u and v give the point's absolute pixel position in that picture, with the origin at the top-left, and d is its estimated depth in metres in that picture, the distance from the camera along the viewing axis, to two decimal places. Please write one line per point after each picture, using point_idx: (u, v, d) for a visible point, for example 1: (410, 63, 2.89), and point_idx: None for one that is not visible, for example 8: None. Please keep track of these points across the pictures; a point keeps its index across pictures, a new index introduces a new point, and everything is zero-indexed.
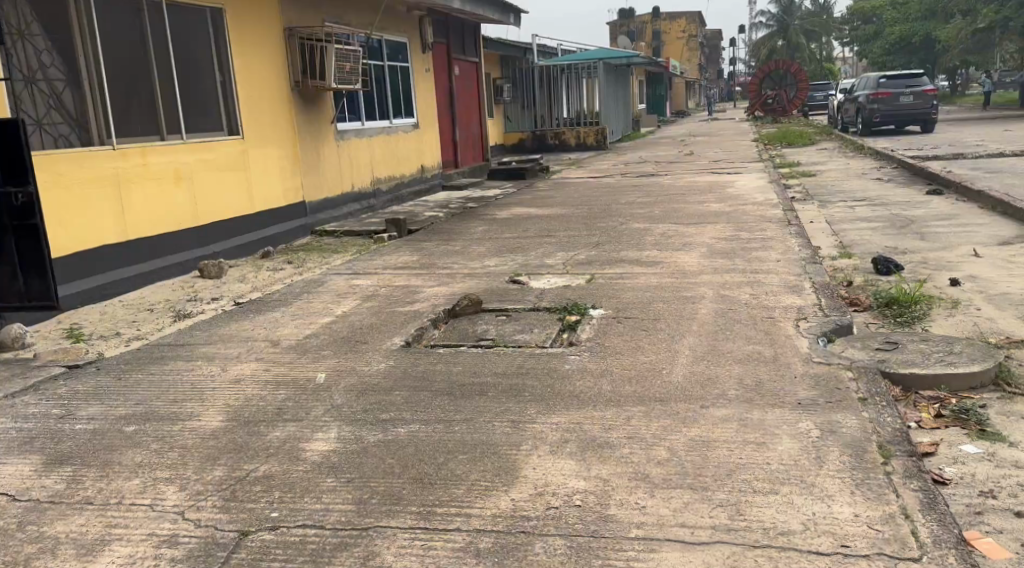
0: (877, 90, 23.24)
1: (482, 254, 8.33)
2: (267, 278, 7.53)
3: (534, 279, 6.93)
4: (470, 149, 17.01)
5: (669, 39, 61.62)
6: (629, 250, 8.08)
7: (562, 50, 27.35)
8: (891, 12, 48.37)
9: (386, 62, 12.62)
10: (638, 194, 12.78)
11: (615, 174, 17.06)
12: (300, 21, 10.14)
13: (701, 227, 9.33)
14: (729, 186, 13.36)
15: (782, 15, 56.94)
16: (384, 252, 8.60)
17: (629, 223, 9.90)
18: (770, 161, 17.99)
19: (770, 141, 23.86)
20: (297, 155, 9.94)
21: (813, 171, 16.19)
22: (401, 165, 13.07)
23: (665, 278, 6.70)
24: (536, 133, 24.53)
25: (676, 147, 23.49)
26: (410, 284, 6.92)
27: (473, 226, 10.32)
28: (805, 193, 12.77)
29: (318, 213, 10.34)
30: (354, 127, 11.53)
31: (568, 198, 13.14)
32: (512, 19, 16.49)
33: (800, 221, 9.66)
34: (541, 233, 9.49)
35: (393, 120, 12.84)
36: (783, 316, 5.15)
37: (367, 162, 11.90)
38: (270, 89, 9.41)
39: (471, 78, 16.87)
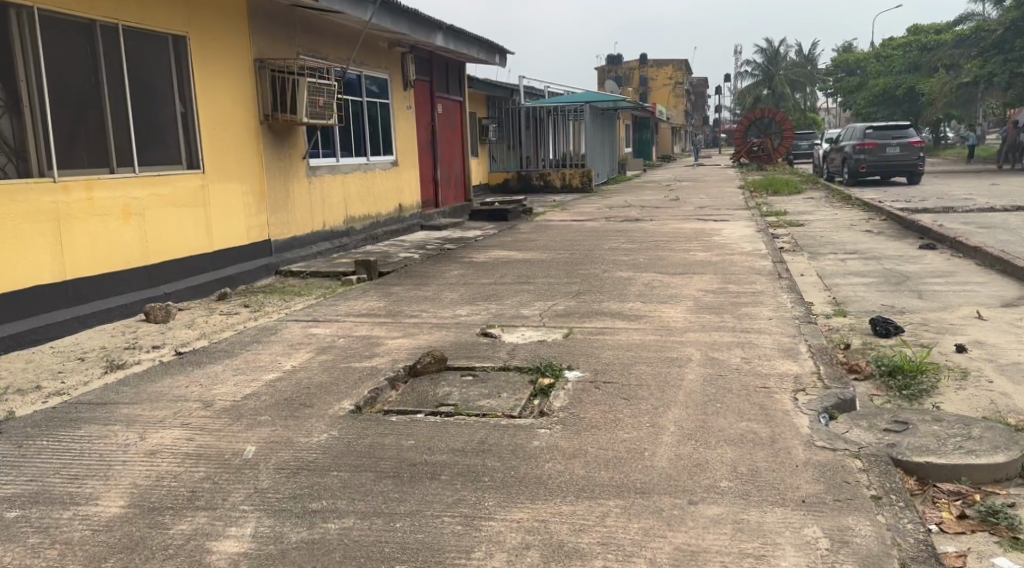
0: (864, 140, 23.08)
1: (454, 301, 7.81)
2: (219, 324, 6.97)
3: (508, 332, 6.38)
4: (452, 189, 16.53)
5: (656, 85, 61.98)
6: (611, 302, 7.58)
7: (549, 92, 27.14)
8: (875, 65, 48.80)
9: (364, 98, 12.17)
10: (622, 240, 12.33)
11: (599, 218, 16.63)
12: (272, 52, 9.68)
13: (687, 277, 8.85)
14: (715, 234, 12.94)
15: (768, 64, 57.42)
16: (350, 296, 8.06)
17: (611, 272, 9.42)
18: (758, 209, 17.64)
19: (757, 188, 23.58)
20: (264, 190, 9.43)
21: (801, 221, 15.84)
22: (377, 203, 12.57)
23: (648, 334, 6.18)
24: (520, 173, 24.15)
25: (662, 192, 23.18)
26: (372, 334, 6.36)
27: (448, 270, 9.81)
28: (793, 243, 12.37)
29: (286, 252, 9.80)
30: (327, 163, 11.02)
31: (550, 242, 12.66)
32: (498, 58, 16.13)
33: (790, 274, 9.22)
34: (519, 280, 8.98)
35: (369, 158, 12.35)
36: (779, 387, 4.64)
37: (342, 199, 11.39)
38: (236, 121, 8.94)
39: (454, 116, 16.46)
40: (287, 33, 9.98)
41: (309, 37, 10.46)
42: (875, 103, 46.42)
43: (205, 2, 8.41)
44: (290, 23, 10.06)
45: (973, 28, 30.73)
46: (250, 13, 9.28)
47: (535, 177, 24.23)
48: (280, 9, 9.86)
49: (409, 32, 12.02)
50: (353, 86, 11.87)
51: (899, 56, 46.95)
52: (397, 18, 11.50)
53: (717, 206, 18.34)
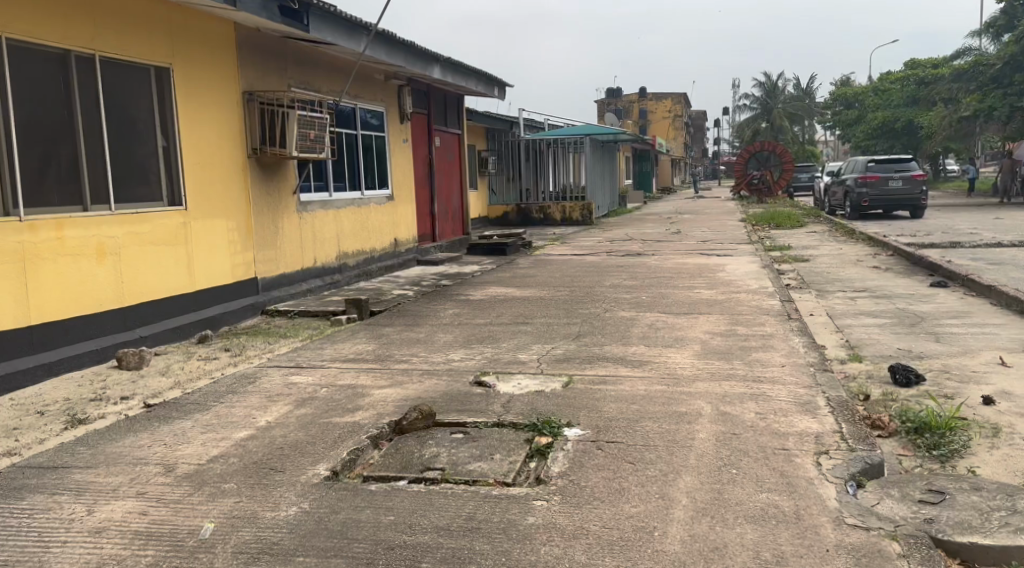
0: (866, 173, 22.80)
1: (447, 343, 7.39)
2: (197, 371, 6.59)
3: (503, 381, 5.93)
4: (451, 222, 16.19)
5: (656, 118, 62.02)
6: (613, 345, 7.18)
7: (549, 125, 26.93)
8: (874, 98, 48.77)
9: (359, 131, 11.85)
10: (623, 276, 11.95)
11: (600, 252, 16.26)
12: (261, 84, 9.35)
13: (693, 318, 8.44)
14: (719, 270, 12.56)
15: (766, 97, 57.48)
16: (338, 339, 7.66)
17: (613, 311, 9.02)
18: (762, 243, 17.24)
19: (760, 221, 23.21)
20: (252, 226, 9.08)
21: (806, 255, 15.45)
22: (373, 238, 12.21)
23: (654, 383, 5.76)
24: (520, 206, 23.88)
25: (663, 224, 22.84)
26: (357, 383, 5.94)
27: (443, 308, 9.41)
28: (800, 280, 11.98)
29: (274, 290, 9.43)
30: (320, 198, 10.68)
31: (550, 278, 12.25)
32: (497, 91, 15.85)
33: (799, 314, 8.83)
34: (517, 319, 8.58)
35: (364, 192, 12.00)
36: (799, 449, 4.24)
37: (335, 234, 11.03)
38: (223, 156, 8.62)
39: (453, 149, 16.15)
40: (278, 65, 9.68)
41: (302, 68, 10.15)
42: (875, 136, 46.31)
43: (191, 34, 8.14)
44: (282, 55, 9.76)
45: (973, 61, 30.59)
46: (240, 43, 8.99)
47: (535, 210, 23.96)
48: (271, 40, 9.56)
49: (406, 65, 11.71)
50: (347, 120, 11.55)
51: (898, 89, 46.93)
52: (393, 50, 11.19)
53: (720, 240, 17.97)
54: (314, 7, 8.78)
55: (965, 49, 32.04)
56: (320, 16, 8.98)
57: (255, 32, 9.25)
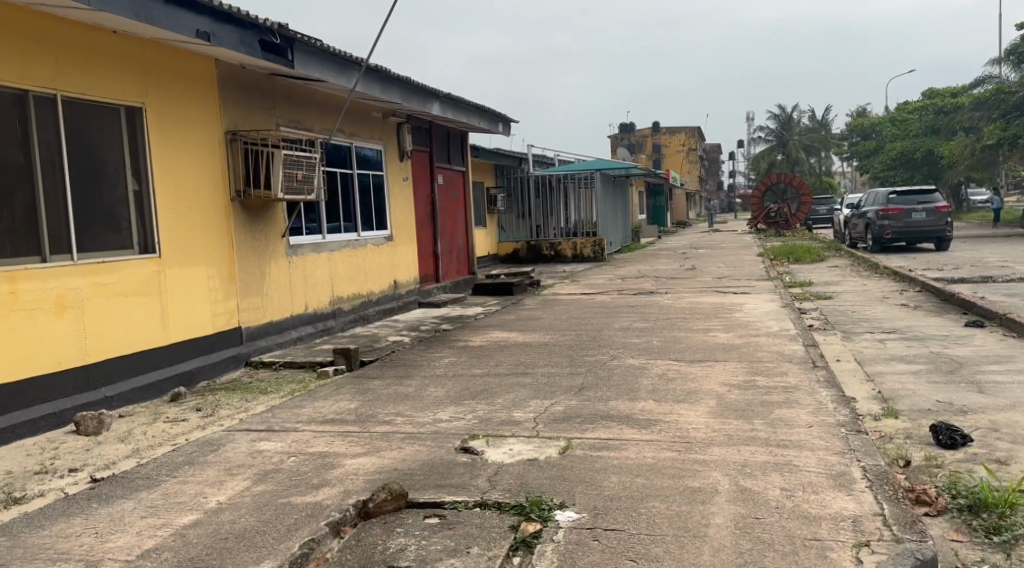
0: (888, 206, 22.15)
1: (438, 399, 6.74)
2: (159, 435, 5.98)
3: (493, 446, 5.25)
4: (455, 262, 15.61)
5: (669, 152, 61.60)
6: (619, 400, 6.52)
7: (559, 160, 26.47)
8: (891, 129, 48.14)
9: (354, 170, 11.35)
10: (634, 318, 11.29)
11: (611, 291, 15.62)
12: (245, 122, 8.84)
13: (707, 366, 7.78)
14: (736, 310, 11.88)
15: (781, 130, 56.96)
16: (320, 395, 7.04)
17: (621, 358, 8.36)
18: (781, 280, 16.55)
19: (779, 256, 22.49)
20: (236, 272, 8.51)
21: (827, 293, 14.75)
22: (370, 280, 11.63)
23: (664, 449, 5.10)
24: (530, 243, 23.33)
25: (678, 261, 22.18)
26: (330, 449, 5.31)
27: (439, 357, 8.78)
28: (822, 320, 11.28)
29: (259, 339, 8.84)
30: (311, 241, 10.14)
31: (557, 321, 11.61)
32: (501, 127, 15.35)
33: (823, 361, 8.13)
34: (517, 369, 7.94)
35: (360, 233, 11.45)
36: (834, 540, 3.71)
37: (328, 278, 10.46)
38: (202, 198, 8.07)
39: (456, 187, 15.64)
40: (264, 103, 9.19)
41: (290, 106, 9.67)
42: (893, 167, 45.60)
43: (167, 70, 7.64)
44: (268, 92, 9.28)
45: (992, 90, 29.96)
46: (221, 79, 8.49)
47: (545, 248, 23.35)
48: (257, 77, 9.09)
49: (403, 102, 11.19)
50: (341, 159, 11.07)
51: (915, 119, 46.30)
52: (389, 87, 10.67)
53: (737, 277, 17.29)
54: (299, 41, 8.29)
55: (984, 78, 31.43)
56: (307, 51, 8.49)
57: (239, 68, 8.77)
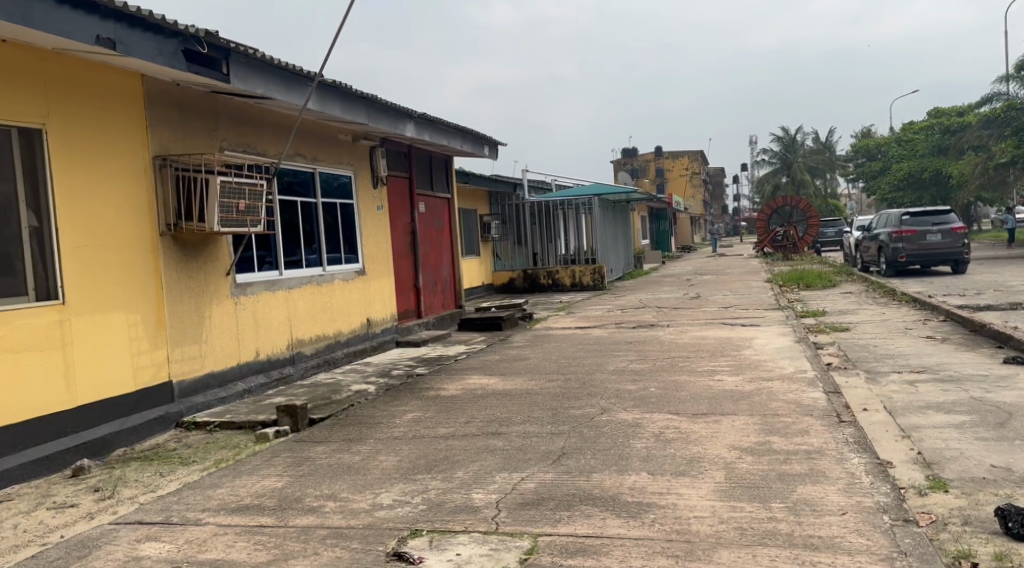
0: (901, 227, 20.97)
1: (386, 472, 5.56)
2: (30, 531, 4.86)
3: (436, 547, 4.14)
4: (439, 295, 14.45)
5: (672, 176, 60.60)
6: (605, 472, 5.33)
7: (557, 185, 25.40)
8: (898, 149, 47.00)
9: (318, 198, 10.28)
10: (631, 357, 10.10)
11: (608, 324, 14.41)
12: (179, 148, 7.77)
13: (712, 422, 6.59)
14: (744, 347, 10.69)
15: (785, 152, 55.90)
16: (246, 468, 5.88)
17: (612, 411, 7.17)
18: (793, 309, 15.33)
19: (788, 282, 21.29)
20: (165, 319, 7.40)
21: (844, 323, 13.51)
22: (338, 319, 10.51)
23: (657, 556, 3.94)
24: (527, 272, 22.19)
25: (681, 288, 20.97)
26: (228, 557, 4.18)
27: (402, 411, 7.60)
28: (843, 359, 10.06)
29: (194, 395, 7.72)
30: (265, 278, 9.05)
31: (545, 361, 10.42)
32: (487, 150, 14.29)
33: (849, 413, 6.92)
34: (489, 427, 6.75)
35: (324, 269, 10.33)
36: None
37: (286, 319, 9.35)
38: (124, 233, 6.99)
39: (440, 216, 14.53)
40: (205, 124, 8.14)
41: (237, 128, 8.62)
42: (902, 188, 44.40)
43: (77, 85, 6.61)
44: (210, 111, 8.23)
45: (1002, 106, 28.90)
46: (150, 97, 7.43)
47: (542, 276, 22.18)
48: (196, 94, 8.04)
49: (370, 123, 10.12)
50: (302, 186, 10.01)
51: (922, 139, 45.17)
52: (353, 106, 9.58)
53: (745, 306, 16.07)
54: (236, 51, 7.22)
55: (994, 95, 30.29)
56: (247, 64, 7.42)
57: (173, 85, 7.72)
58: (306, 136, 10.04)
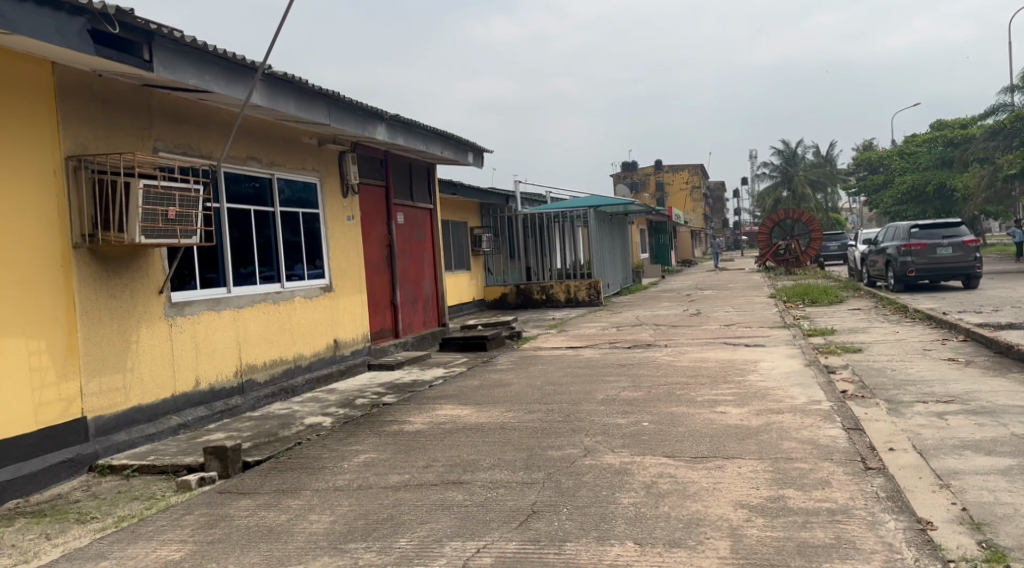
0: (909, 240, 19.97)
1: (313, 540, 4.52)
2: None
3: None
4: (421, 312, 13.30)
5: (672, 191, 59.85)
6: (581, 541, 4.28)
7: (551, 197, 24.43)
8: (900, 162, 46.05)
9: (276, 207, 9.28)
10: (624, 384, 9.04)
11: (602, 344, 13.34)
12: (100, 148, 6.82)
13: (712, 469, 5.54)
14: (748, 372, 9.61)
15: (786, 165, 54.88)
16: (147, 533, 4.88)
17: (596, 453, 6.11)
18: (799, 328, 14.27)
19: (792, 297, 20.24)
20: (78, 345, 6.48)
21: (856, 344, 12.43)
22: (298, 341, 9.45)
23: None
24: (520, 287, 21.07)
25: (680, 304, 19.89)
26: None
27: (355, 451, 6.53)
28: (859, 386, 8.99)
29: (115, 433, 6.77)
30: (207, 296, 8.04)
31: (528, 387, 9.35)
32: (472, 157, 13.30)
33: (876, 457, 5.85)
34: (451, 474, 5.68)
35: (283, 285, 9.32)
36: None
37: (233, 343, 8.32)
38: (22, 247, 6.07)
39: (422, 229, 13.49)
40: (133, 120, 7.20)
41: (173, 126, 7.64)
42: (905, 201, 43.38)
43: None
44: (140, 108, 7.29)
45: (1010, 116, 27.96)
46: (64, 90, 6.50)
47: (536, 291, 21.03)
48: (124, 87, 7.09)
49: (334, 124, 9.12)
50: (256, 194, 9.01)
51: (925, 151, 44.19)
52: (313, 103, 8.59)
53: (748, 324, 14.99)
54: (160, 34, 6.31)
55: (999, 105, 29.31)
56: (174, 50, 6.53)
57: (94, 75, 6.77)
58: (262, 139, 9.06)
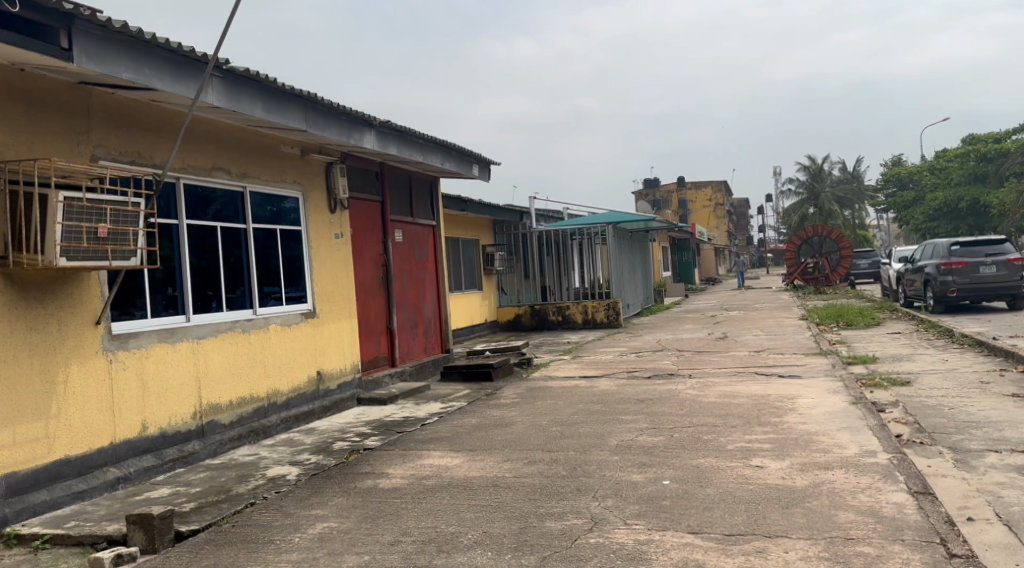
0: (950, 258, 18.59)
1: None
2: None
3: None
4: (421, 338, 12.17)
5: (695, 208, 58.63)
6: None
7: (569, 213, 23.34)
8: (931, 177, 44.46)
9: (248, 224, 8.23)
10: (642, 426, 7.84)
11: (619, 373, 12.13)
12: (21, 154, 5.81)
13: (751, 557, 4.35)
14: (785, 412, 8.36)
15: (812, 182, 53.43)
16: None
17: (605, 526, 4.92)
18: (838, 355, 12.96)
19: (825, 319, 18.89)
20: None
21: (903, 375, 11.13)
22: (273, 375, 8.36)
23: None
24: (534, 307, 19.88)
25: (705, 327, 18.64)
26: None
27: (313, 518, 5.39)
28: (916, 429, 7.72)
29: (31, 493, 5.72)
30: (160, 326, 7.00)
31: (532, 427, 8.17)
32: (477, 168, 12.20)
33: (961, 538, 4.61)
34: (421, 558, 4.53)
35: (255, 312, 8.24)
36: None
37: (191, 379, 7.25)
38: None
39: (423, 247, 12.41)
40: (65, 124, 6.20)
41: (117, 129, 6.62)
42: (938, 217, 41.81)
43: None
44: (76, 109, 6.29)
45: None
46: None
47: (551, 312, 19.79)
48: (53, 84, 6.09)
49: (312, 130, 8.05)
50: (225, 208, 7.97)
51: (957, 166, 42.61)
52: (285, 107, 7.52)
53: (780, 351, 13.71)
54: (81, 17, 5.32)
55: None
56: (101, 38, 5.52)
57: (15, 71, 5.78)
58: (233, 147, 8.04)
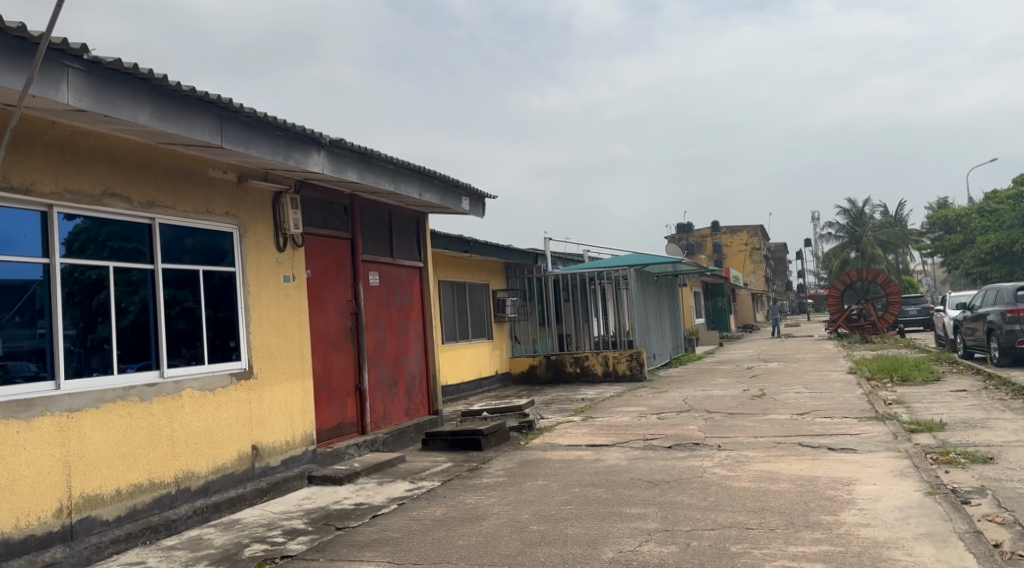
0: (1016, 305, 16.43)
1: None
2: None
3: None
4: (402, 399, 10.40)
5: (730, 253, 56.49)
6: None
7: (590, 257, 21.61)
8: (980, 219, 41.96)
9: (158, 265, 6.58)
10: (650, 528, 5.95)
11: (635, 441, 10.20)
12: None
13: None
14: (839, 508, 6.39)
15: (853, 225, 51.16)
16: None
17: None
18: (898, 421, 10.88)
19: (876, 374, 16.73)
20: None
21: (983, 449, 9.04)
22: (186, 453, 6.64)
23: None
24: (550, 357, 18.01)
25: (739, 382, 16.61)
26: None
27: None
28: (1020, 535, 5.71)
29: None
30: (8, 397, 5.41)
31: (506, 524, 6.30)
32: (466, 202, 10.54)
33: None
34: None
35: (164, 374, 6.56)
36: None
37: (55, 465, 5.60)
38: None
39: (406, 293, 10.71)
40: None
41: None
42: (989, 262, 39.28)
43: None
44: None
45: None
46: None
47: (568, 363, 17.89)
48: None
49: (235, 148, 6.40)
50: (124, 245, 6.35)
51: (1008, 208, 40.11)
52: (190, 117, 5.89)
53: (827, 415, 11.66)
54: None
55: None
56: None
57: None
58: (137, 170, 6.46)
